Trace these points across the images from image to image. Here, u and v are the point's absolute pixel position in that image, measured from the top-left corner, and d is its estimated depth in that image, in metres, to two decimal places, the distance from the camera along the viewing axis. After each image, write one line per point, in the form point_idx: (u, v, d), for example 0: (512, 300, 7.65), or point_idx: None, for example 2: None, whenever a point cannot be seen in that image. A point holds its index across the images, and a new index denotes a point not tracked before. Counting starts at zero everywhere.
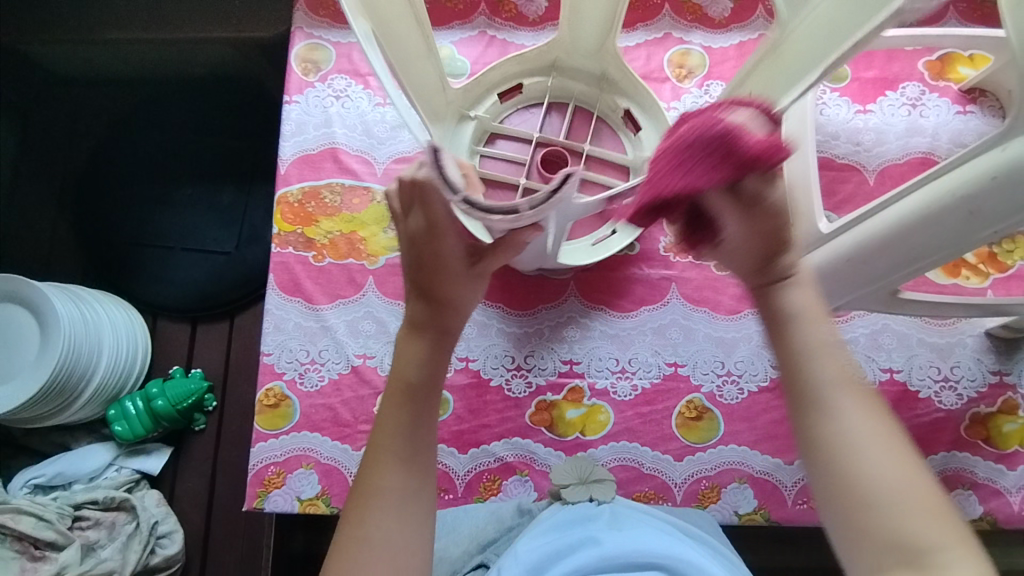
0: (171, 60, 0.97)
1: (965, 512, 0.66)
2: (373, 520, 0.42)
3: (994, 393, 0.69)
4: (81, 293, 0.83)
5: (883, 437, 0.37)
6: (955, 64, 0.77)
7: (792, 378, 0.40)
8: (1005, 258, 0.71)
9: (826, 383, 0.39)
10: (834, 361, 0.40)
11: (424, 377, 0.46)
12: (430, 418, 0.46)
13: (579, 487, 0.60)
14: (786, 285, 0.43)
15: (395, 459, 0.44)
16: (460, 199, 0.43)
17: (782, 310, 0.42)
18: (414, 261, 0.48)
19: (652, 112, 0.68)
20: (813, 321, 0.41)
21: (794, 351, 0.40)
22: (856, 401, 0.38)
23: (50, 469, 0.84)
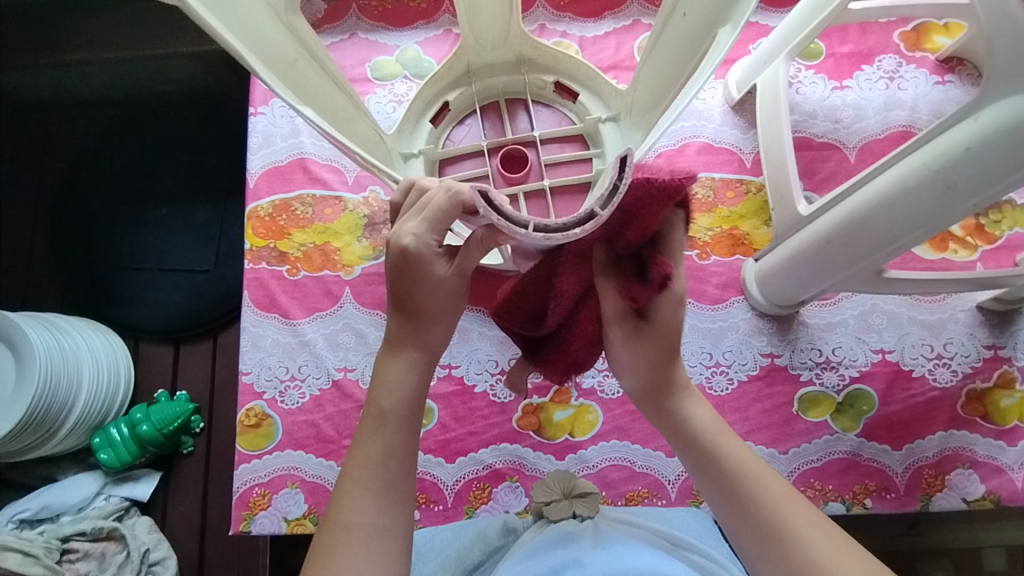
0: (135, 78, 0.95)
1: (966, 492, 0.64)
2: (338, 558, 0.39)
3: (989, 368, 0.67)
4: (58, 322, 0.82)
5: (808, 520, 0.40)
6: (930, 34, 0.75)
7: (715, 481, 0.44)
8: (992, 229, 0.69)
9: (748, 481, 0.43)
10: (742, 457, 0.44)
11: (406, 410, 0.43)
12: (406, 453, 0.43)
13: (562, 503, 0.57)
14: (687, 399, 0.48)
15: (365, 494, 0.41)
16: (528, 230, 0.37)
17: (690, 429, 0.47)
18: (396, 276, 0.43)
19: (584, 83, 0.68)
20: (721, 432, 0.46)
21: (717, 465, 0.44)
22: (784, 499, 0.42)
23: (36, 502, 0.82)
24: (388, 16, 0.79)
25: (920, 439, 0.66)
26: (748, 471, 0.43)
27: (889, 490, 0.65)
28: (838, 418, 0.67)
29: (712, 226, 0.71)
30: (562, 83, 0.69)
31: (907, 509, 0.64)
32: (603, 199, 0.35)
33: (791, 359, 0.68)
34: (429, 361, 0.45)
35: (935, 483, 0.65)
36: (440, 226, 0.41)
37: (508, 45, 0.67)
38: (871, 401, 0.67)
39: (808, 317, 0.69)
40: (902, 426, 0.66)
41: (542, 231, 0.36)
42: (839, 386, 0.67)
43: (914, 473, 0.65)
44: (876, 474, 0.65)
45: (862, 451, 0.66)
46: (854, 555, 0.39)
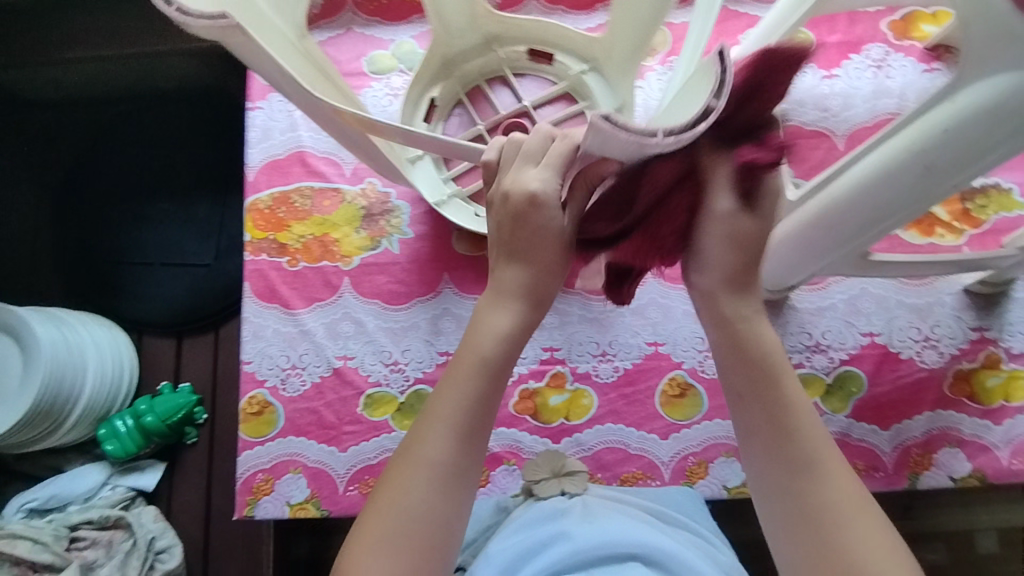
0: (135, 75, 0.96)
1: (953, 470, 0.66)
2: (412, 489, 0.41)
3: (975, 349, 0.68)
4: (62, 315, 0.83)
5: (838, 473, 0.41)
6: (917, 23, 0.77)
7: (763, 407, 0.42)
8: (979, 213, 0.71)
9: (795, 421, 0.42)
10: (794, 392, 0.43)
11: (499, 353, 0.44)
12: (493, 402, 0.44)
13: (551, 482, 0.59)
14: (755, 323, 0.44)
15: (448, 429, 0.42)
16: (659, 136, 0.38)
17: (755, 348, 0.43)
18: (505, 218, 0.44)
19: (556, 45, 0.71)
20: (780, 362, 0.43)
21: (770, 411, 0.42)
22: (823, 447, 0.41)
23: (44, 491, 0.84)
24: (383, 11, 0.80)
25: (908, 419, 0.67)
26: (797, 411, 0.42)
27: (878, 469, 0.66)
28: (828, 399, 0.68)
29: None
30: (537, 50, 0.72)
31: (896, 487, 0.66)
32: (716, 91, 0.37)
33: (782, 343, 0.70)
34: (536, 305, 0.45)
35: (923, 462, 0.66)
36: (541, 161, 0.44)
37: (475, 27, 0.71)
38: (860, 383, 0.68)
39: (798, 302, 0.70)
40: (890, 407, 0.68)
41: (673, 134, 0.38)
42: (828, 368, 0.69)
43: (902, 453, 0.67)
44: (865, 454, 0.67)
45: (851, 432, 0.67)
46: (866, 511, 0.40)
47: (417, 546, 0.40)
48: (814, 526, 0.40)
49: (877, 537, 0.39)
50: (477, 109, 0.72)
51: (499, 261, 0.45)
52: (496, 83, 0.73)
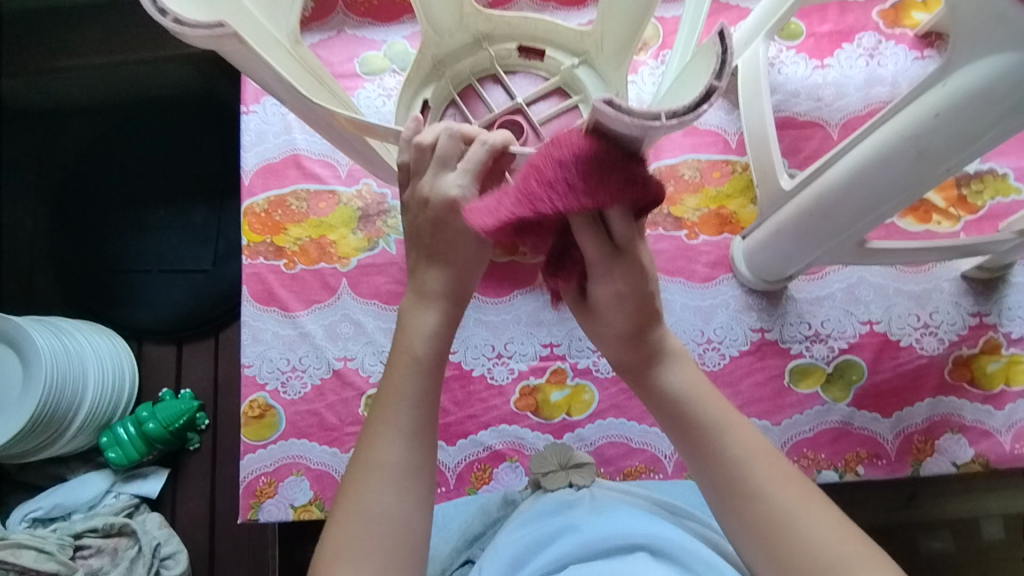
0: (129, 83, 0.96)
1: (955, 456, 0.66)
2: (370, 494, 0.42)
3: (975, 335, 0.68)
4: (62, 324, 0.83)
5: (776, 476, 0.43)
6: (909, 10, 0.77)
7: (692, 446, 0.45)
8: (974, 199, 0.71)
9: (726, 444, 0.44)
10: (717, 414, 0.45)
11: (432, 353, 0.45)
12: (433, 401, 0.45)
13: (558, 474, 0.59)
14: (667, 365, 0.48)
15: (398, 433, 0.43)
16: (669, 118, 0.33)
17: (670, 394, 0.47)
18: (427, 223, 0.45)
19: (546, 40, 0.71)
20: (698, 392, 0.47)
21: (699, 440, 0.45)
22: (759, 460, 0.43)
23: (48, 501, 0.84)
24: (375, 12, 0.80)
25: (909, 406, 0.67)
26: (727, 432, 0.45)
27: (880, 457, 0.66)
28: (829, 388, 0.68)
29: (699, 206, 0.73)
30: (526, 46, 0.72)
31: (898, 475, 0.66)
32: (717, 70, 0.36)
33: (781, 333, 0.70)
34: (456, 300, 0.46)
35: (925, 449, 0.66)
36: (458, 166, 0.44)
37: (464, 26, 0.70)
38: (861, 370, 0.68)
39: (796, 292, 0.70)
40: (891, 395, 0.68)
41: (676, 116, 0.34)
42: (828, 357, 0.69)
43: (904, 440, 0.67)
44: (867, 442, 0.67)
45: (853, 420, 0.67)
46: (816, 502, 0.42)
47: (388, 549, 0.41)
48: (770, 537, 0.41)
49: (830, 528, 0.40)
50: (470, 108, 0.71)
51: (419, 264, 0.47)
52: (488, 80, 0.73)
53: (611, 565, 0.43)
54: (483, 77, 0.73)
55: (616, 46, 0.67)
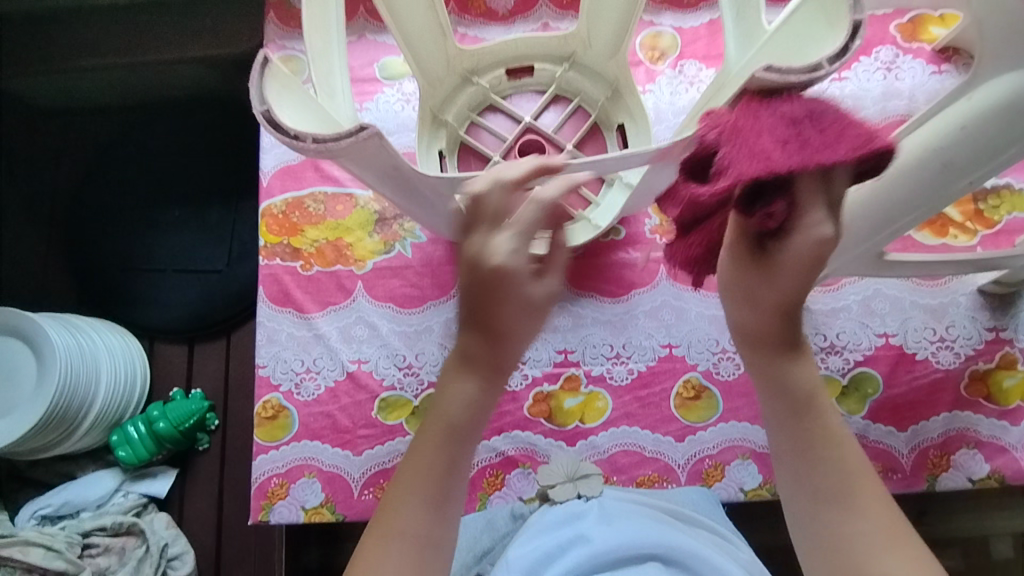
0: (148, 85, 0.97)
1: (971, 471, 0.66)
2: (403, 521, 0.42)
3: (991, 349, 0.68)
4: (77, 322, 0.84)
5: (871, 508, 0.41)
6: (926, 25, 0.77)
7: (791, 442, 0.44)
8: (991, 214, 0.71)
9: (835, 455, 0.43)
10: (832, 424, 0.44)
11: (466, 420, 0.44)
12: (466, 451, 0.44)
13: (566, 485, 0.62)
14: (799, 358, 0.44)
15: (434, 478, 0.43)
16: (803, 78, 0.42)
17: (796, 384, 0.44)
18: (471, 287, 0.42)
19: (531, 55, 0.72)
20: (818, 398, 0.44)
21: (805, 442, 0.43)
22: (863, 480, 0.42)
23: (57, 498, 0.84)
24: None
25: (924, 420, 0.67)
26: (835, 444, 0.43)
27: (895, 471, 0.66)
28: (844, 401, 0.68)
29: None
30: (512, 69, 0.73)
31: (913, 489, 0.66)
32: (829, 57, 0.44)
33: None
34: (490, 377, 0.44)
35: (941, 464, 0.66)
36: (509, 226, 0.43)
37: (452, 68, 0.71)
38: (876, 384, 0.68)
39: (812, 303, 0.70)
40: (907, 408, 0.67)
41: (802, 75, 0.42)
42: (843, 369, 0.69)
43: (919, 454, 0.66)
44: (881, 455, 0.67)
45: (868, 433, 0.67)
46: (905, 542, 0.41)
47: None
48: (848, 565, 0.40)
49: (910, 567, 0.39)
50: (480, 142, 0.72)
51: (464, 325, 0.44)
52: (484, 111, 0.73)
53: None
54: (479, 109, 0.73)
55: (603, 45, 0.68)
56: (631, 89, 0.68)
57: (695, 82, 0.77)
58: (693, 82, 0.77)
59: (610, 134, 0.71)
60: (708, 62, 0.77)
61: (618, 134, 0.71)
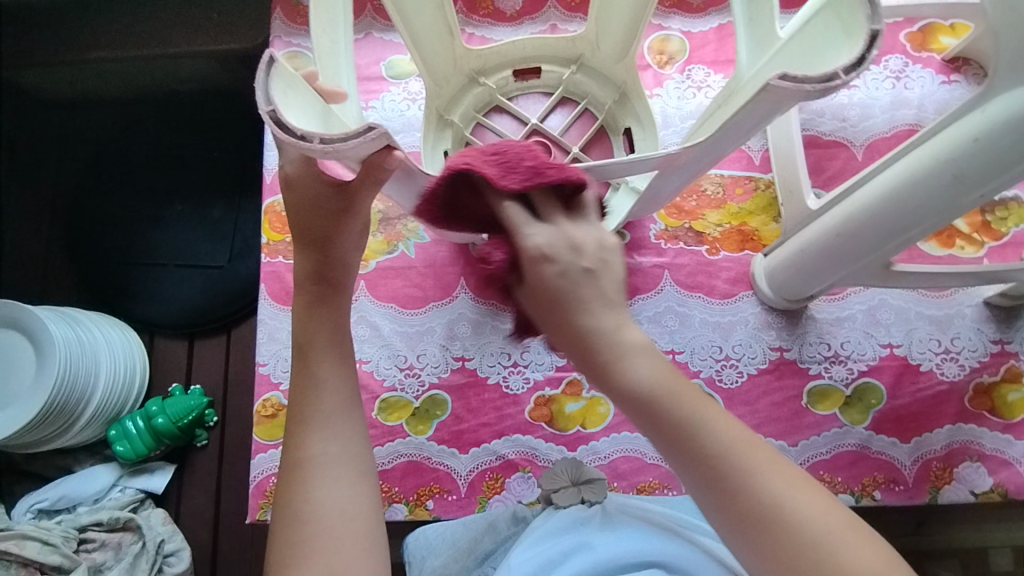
0: (153, 78, 0.97)
1: (974, 484, 0.65)
2: (305, 493, 0.42)
3: (996, 362, 0.68)
4: (77, 315, 0.83)
5: (782, 476, 0.34)
6: (936, 35, 0.77)
7: (668, 445, 0.35)
8: (999, 225, 0.70)
9: (714, 446, 0.35)
10: (692, 408, 0.35)
11: (320, 341, 0.48)
12: (345, 384, 0.46)
13: (570, 490, 0.59)
14: (623, 359, 0.35)
15: (316, 428, 0.44)
16: (815, 86, 0.43)
17: (631, 395, 0.35)
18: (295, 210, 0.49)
19: (537, 57, 0.72)
20: (664, 389, 0.35)
21: (689, 442, 0.35)
22: (749, 455, 0.35)
23: (54, 492, 0.83)
24: None
25: (927, 432, 0.67)
26: (707, 429, 0.35)
27: (898, 482, 0.66)
28: (848, 411, 0.67)
29: (721, 222, 0.72)
30: (520, 69, 0.73)
31: (915, 502, 0.65)
32: (847, 66, 0.42)
33: (800, 353, 0.69)
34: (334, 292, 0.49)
35: (944, 476, 0.66)
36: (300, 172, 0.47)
37: (459, 68, 0.70)
38: (880, 395, 0.68)
39: (816, 312, 0.70)
40: (910, 420, 0.67)
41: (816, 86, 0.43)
42: (847, 379, 0.68)
43: (922, 466, 0.66)
44: (884, 466, 0.66)
45: (871, 444, 0.67)
46: (821, 497, 0.35)
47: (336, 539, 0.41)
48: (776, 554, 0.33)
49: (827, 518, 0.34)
50: (486, 143, 0.71)
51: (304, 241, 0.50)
52: (490, 112, 0.72)
53: None
54: (485, 110, 0.73)
55: (613, 49, 0.68)
56: (638, 93, 0.68)
57: (702, 87, 0.77)
58: (701, 87, 0.77)
59: (616, 139, 0.71)
60: (716, 68, 0.77)
61: (624, 138, 0.70)
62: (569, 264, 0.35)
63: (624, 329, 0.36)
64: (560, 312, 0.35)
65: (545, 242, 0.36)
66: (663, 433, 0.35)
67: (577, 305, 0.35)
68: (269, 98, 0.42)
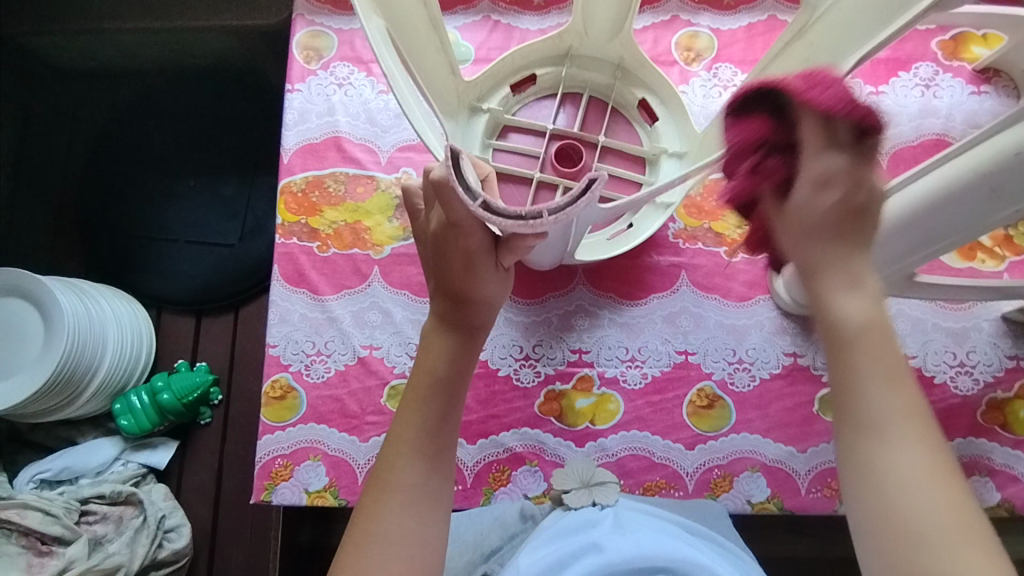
0: (172, 51, 0.96)
1: (982, 499, 0.65)
2: (388, 516, 0.43)
3: (1010, 378, 0.67)
4: (86, 287, 0.83)
5: (916, 441, 0.37)
6: (968, 44, 0.75)
7: (833, 359, 0.40)
8: (1021, 240, 0.70)
9: (874, 408, 0.38)
10: (883, 364, 0.39)
11: (449, 373, 0.48)
12: (453, 418, 0.48)
13: (581, 491, 0.59)
14: (845, 286, 0.41)
15: (417, 456, 0.45)
16: None
17: (840, 322, 0.41)
18: (440, 255, 0.48)
19: (528, 66, 0.70)
20: (877, 332, 0.40)
21: (843, 357, 0.40)
22: (897, 417, 0.38)
23: (56, 463, 0.83)
24: None
25: None
26: (879, 383, 0.39)
27: None
28: None
29: (741, 224, 0.72)
30: (514, 82, 0.70)
31: None
32: None
33: (814, 359, 0.69)
34: (469, 335, 0.49)
35: None
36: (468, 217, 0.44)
37: (461, 101, 0.68)
38: None
39: None
40: None
41: None
42: None
43: None
44: None
45: None
46: (950, 488, 0.36)
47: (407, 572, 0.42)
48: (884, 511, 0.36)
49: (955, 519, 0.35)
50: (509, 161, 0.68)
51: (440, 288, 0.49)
52: (501, 134, 0.69)
53: None
54: (495, 134, 0.69)
55: (601, 30, 0.67)
56: (641, 62, 0.68)
57: (728, 86, 0.76)
58: (727, 86, 0.76)
59: (635, 115, 0.70)
60: (743, 67, 0.76)
61: (641, 110, 0.70)
62: (845, 197, 0.42)
63: (827, 255, 0.43)
64: (808, 231, 0.43)
65: (828, 170, 0.42)
66: (838, 365, 0.40)
67: (816, 236, 0.43)
68: (473, 193, 0.41)
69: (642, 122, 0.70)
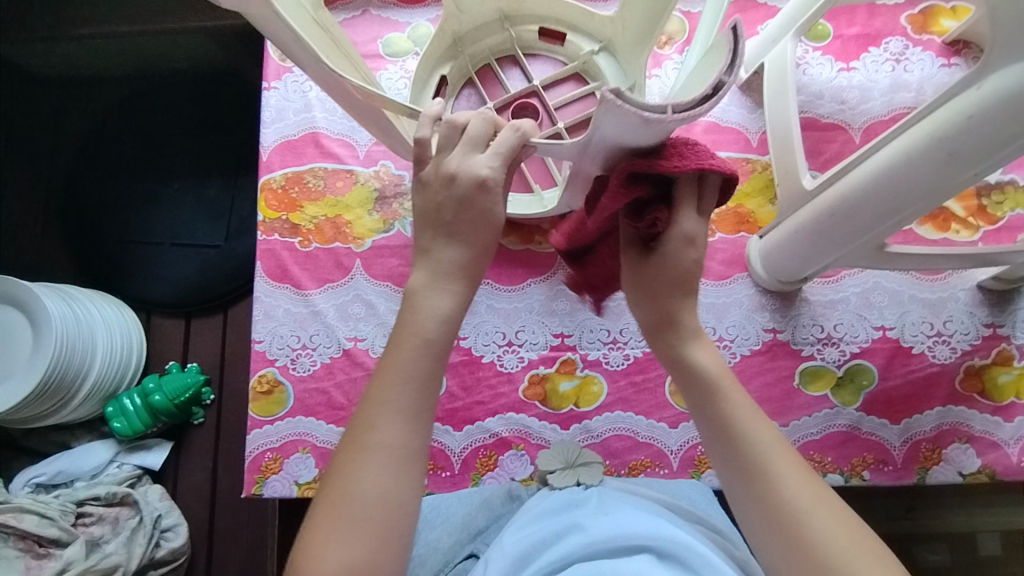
0: (150, 55, 0.97)
1: (962, 465, 0.66)
2: (364, 472, 0.41)
3: (988, 345, 0.68)
4: (72, 292, 0.83)
5: (782, 461, 0.44)
6: (937, 17, 0.76)
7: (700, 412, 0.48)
8: (994, 210, 0.70)
9: (736, 432, 0.46)
10: (736, 401, 0.47)
11: (444, 334, 0.44)
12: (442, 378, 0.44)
13: (565, 472, 0.59)
14: (694, 342, 0.50)
15: (395, 414, 0.42)
16: None
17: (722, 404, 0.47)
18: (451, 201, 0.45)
19: (433, 67, 0.70)
20: (725, 379, 0.48)
21: (710, 402, 0.48)
22: (766, 446, 0.45)
23: (52, 467, 0.84)
24: None
25: (918, 413, 0.67)
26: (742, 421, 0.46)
27: (887, 462, 0.66)
28: (839, 392, 0.68)
29: None
30: (437, 87, 0.70)
31: (904, 482, 0.66)
32: None
33: (793, 334, 0.69)
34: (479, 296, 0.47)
35: (932, 457, 0.66)
36: (488, 147, 0.45)
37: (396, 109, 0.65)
38: (871, 375, 0.68)
39: (810, 294, 0.70)
40: (900, 402, 0.67)
41: None
42: (839, 360, 0.69)
43: (911, 447, 0.67)
44: (874, 447, 0.67)
45: (861, 425, 0.67)
46: (824, 497, 0.43)
47: (378, 529, 0.40)
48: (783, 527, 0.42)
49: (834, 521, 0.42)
50: None
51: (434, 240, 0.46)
52: None
53: (614, 563, 0.42)
54: None
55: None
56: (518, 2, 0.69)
57: None
58: None
59: (541, 46, 0.72)
60: None
61: (546, 39, 0.72)
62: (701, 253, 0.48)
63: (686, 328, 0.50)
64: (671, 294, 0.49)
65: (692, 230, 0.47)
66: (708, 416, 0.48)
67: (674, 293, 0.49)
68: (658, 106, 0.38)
69: (554, 47, 0.72)
